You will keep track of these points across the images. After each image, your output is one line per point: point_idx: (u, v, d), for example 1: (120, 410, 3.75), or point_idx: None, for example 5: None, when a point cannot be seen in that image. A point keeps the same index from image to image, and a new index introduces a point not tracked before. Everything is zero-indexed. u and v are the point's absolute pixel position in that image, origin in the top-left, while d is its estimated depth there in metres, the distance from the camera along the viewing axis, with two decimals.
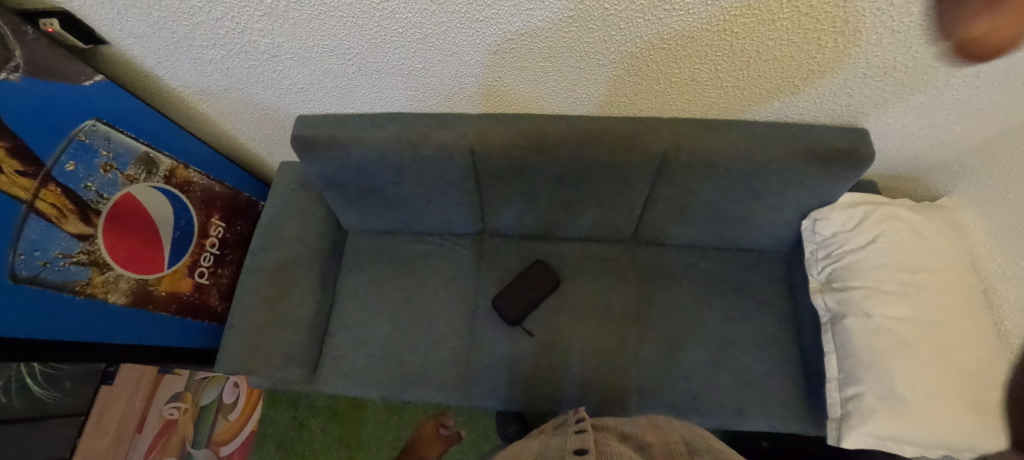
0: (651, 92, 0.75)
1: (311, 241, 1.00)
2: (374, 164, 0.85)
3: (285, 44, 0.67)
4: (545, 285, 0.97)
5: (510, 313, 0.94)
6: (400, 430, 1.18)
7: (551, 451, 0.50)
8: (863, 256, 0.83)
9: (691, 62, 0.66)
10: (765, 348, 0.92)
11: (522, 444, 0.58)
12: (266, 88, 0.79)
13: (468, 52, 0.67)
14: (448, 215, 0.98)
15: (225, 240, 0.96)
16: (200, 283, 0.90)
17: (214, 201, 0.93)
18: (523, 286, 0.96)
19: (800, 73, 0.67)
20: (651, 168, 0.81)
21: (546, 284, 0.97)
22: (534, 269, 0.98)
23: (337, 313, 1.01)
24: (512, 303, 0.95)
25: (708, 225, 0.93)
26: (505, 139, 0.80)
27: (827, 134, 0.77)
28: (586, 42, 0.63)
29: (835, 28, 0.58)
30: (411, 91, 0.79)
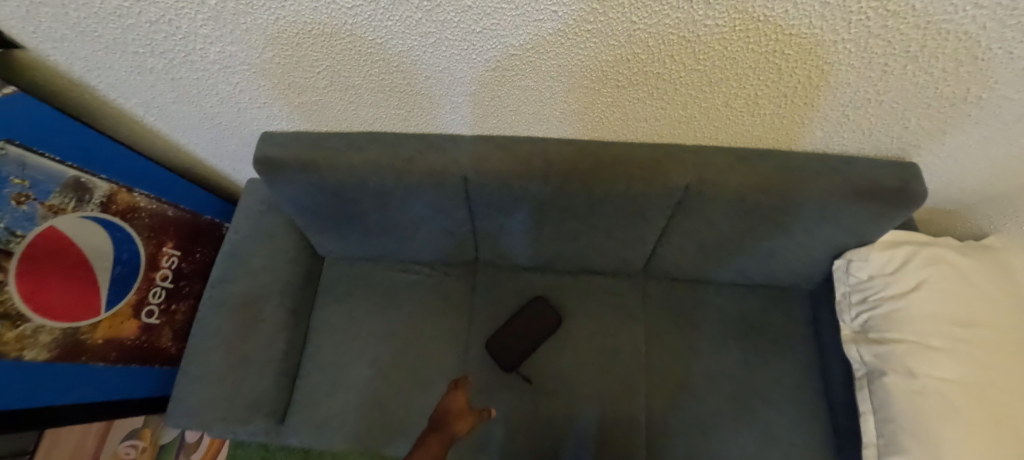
0: (676, 118, 0.64)
1: (282, 270, 0.87)
2: (352, 190, 0.73)
3: (239, 53, 0.55)
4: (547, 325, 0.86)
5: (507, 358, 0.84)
6: None
7: None
8: (904, 305, 0.73)
9: (726, 87, 0.55)
10: (789, 400, 0.83)
11: None
12: (222, 102, 0.67)
13: (462, 68, 0.55)
14: (437, 244, 0.87)
15: (180, 272, 0.84)
16: (148, 323, 0.78)
17: (166, 228, 0.80)
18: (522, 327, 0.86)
19: (854, 102, 0.57)
20: (670, 202, 0.71)
21: (547, 324, 0.86)
22: (534, 306, 0.87)
23: (311, 353, 0.89)
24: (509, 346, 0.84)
25: (730, 262, 0.83)
26: (503, 167, 0.68)
27: (873, 169, 0.67)
28: (604, 60, 0.52)
29: (907, 53, 0.48)
30: (394, 110, 0.67)
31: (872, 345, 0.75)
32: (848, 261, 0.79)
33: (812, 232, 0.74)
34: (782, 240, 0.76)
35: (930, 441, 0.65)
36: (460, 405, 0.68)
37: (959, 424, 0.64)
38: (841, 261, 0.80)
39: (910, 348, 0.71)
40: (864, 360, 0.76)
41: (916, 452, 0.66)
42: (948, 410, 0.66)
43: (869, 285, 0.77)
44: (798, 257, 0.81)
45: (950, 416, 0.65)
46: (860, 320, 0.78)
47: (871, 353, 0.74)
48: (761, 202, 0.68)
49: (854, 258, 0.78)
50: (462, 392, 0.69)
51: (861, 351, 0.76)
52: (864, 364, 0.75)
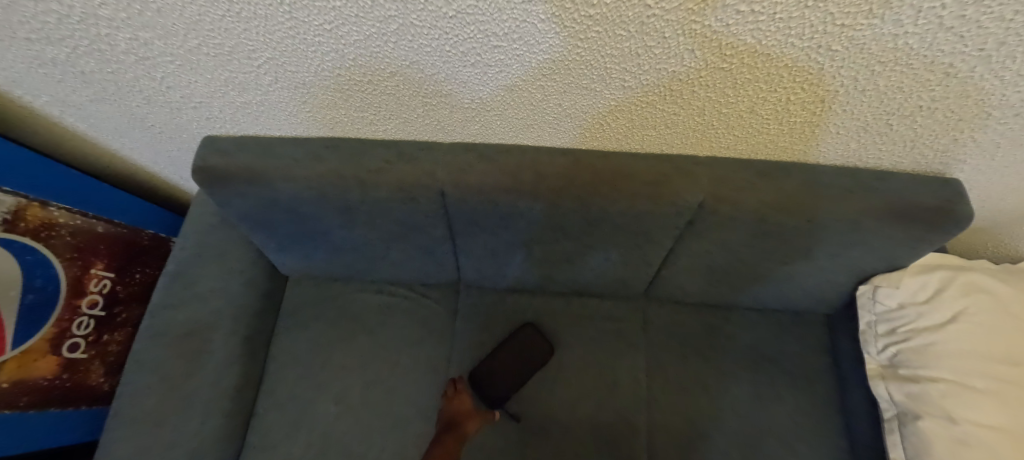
0: (689, 125, 0.54)
1: (235, 293, 0.76)
2: (312, 205, 0.63)
3: (155, 41, 0.44)
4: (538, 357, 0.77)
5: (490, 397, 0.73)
6: None
7: None
8: (940, 338, 0.65)
9: (755, 90, 0.46)
10: (807, 439, 0.74)
11: None
12: (150, 101, 0.56)
13: (433, 63, 0.45)
14: (413, 264, 0.77)
15: (114, 296, 0.73)
16: (70, 359, 0.67)
17: (95, 247, 0.69)
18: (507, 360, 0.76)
19: (903, 110, 0.48)
20: (679, 222, 0.61)
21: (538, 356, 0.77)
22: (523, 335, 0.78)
23: (269, 386, 0.78)
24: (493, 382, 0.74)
25: (742, 286, 0.75)
26: (487, 181, 0.58)
27: (913, 187, 0.58)
28: (609, 55, 0.42)
29: (983, 52, 0.38)
30: (357, 112, 0.56)
31: (903, 383, 0.66)
32: (874, 288, 0.70)
33: (837, 255, 0.65)
34: (802, 263, 0.68)
35: None
36: (466, 408, 0.72)
37: None
38: (866, 286, 0.71)
39: (948, 388, 0.62)
40: (893, 399, 0.67)
41: None
42: None
43: (898, 315, 0.68)
44: (818, 282, 0.72)
45: None
46: (888, 354, 0.69)
47: (902, 392, 0.66)
48: (784, 224, 0.59)
49: (882, 284, 0.69)
50: (466, 396, 0.73)
51: (890, 389, 0.67)
52: (894, 404, 0.67)
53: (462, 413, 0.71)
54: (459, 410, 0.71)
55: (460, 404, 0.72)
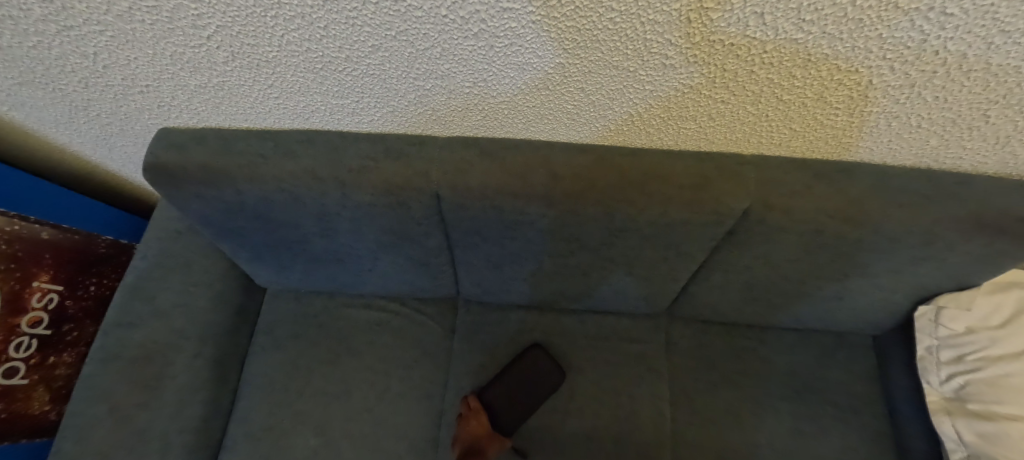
0: (736, 118, 0.45)
1: (202, 309, 0.67)
2: (285, 210, 0.54)
3: (74, 4, 0.35)
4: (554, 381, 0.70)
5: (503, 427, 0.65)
6: None
7: None
8: (1019, 369, 0.55)
9: (831, 72, 0.37)
10: None
11: None
12: (89, 83, 0.47)
13: (428, 34, 0.36)
14: (406, 277, 0.68)
15: (63, 313, 0.64)
16: (7, 387, 0.57)
17: (40, 256, 0.60)
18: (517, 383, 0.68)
19: (1010, 99, 0.39)
20: (717, 233, 0.52)
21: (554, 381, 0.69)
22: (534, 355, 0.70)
23: (241, 413, 0.69)
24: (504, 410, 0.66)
25: (781, 304, 0.65)
26: (490, 183, 0.49)
27: (1003, 196, 0.48)
28: (651, 24, 0.33)
29: None
30: (337, 98, 0.47)
31: (973, 421, 0.57)
32: (938, 309, 0.60)
33: (899, 272, 0.56)
34: (856, 281, 0.58)
35: None
36: (479, 434, 0.63)
37: None
38: (928, 307, 0.61)
39: None
40: (962, 439, 0.58)
41: None
42: None
43: (968, 341, 0.59)
44: (871, 301, 0.63)
45: None
46: (954, 385, 0.59)
47: (973, 431, 0.57)
48: (844, 236, 0.50)
49: (947, 305, 0.59)
50: (479, 419, 0.63)
51: (959, 427, 0.58)
52: (962, 444, 0.58)
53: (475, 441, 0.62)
54: (472, 437, 0.62)
55: (471, 430, 0.63)
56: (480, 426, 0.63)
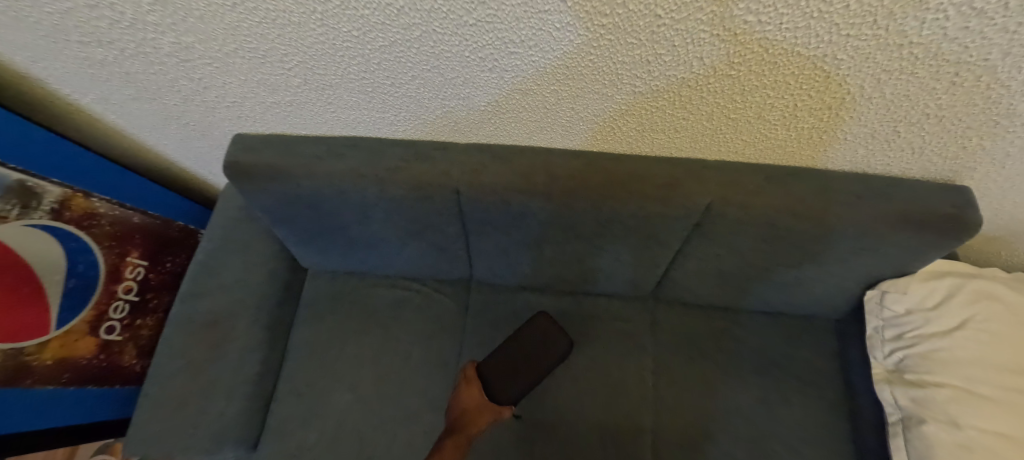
0: (698, 130, 0.56)
1: (257, 285, 0.80)
2: (333, 202, 0.66)
3: (195, 45, 0.48)
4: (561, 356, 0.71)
5: (496, 397, 0.68)
6: None
7: None
8: (948, 344, 0.65)
9: (762, 97, 0.48)
10: (815, 446, 0.74)
11: None
12: (186, 100, 0.60)
13: (452, 67, 0.48)
14: (427, 260, 0.80)
15: (147, 283, 0.77)
16: (107, 341, 0.71)
17: (131, 236, 0.73)
18: (518, 355, 0.70)
19: (909, 117, 0.49)
20: (687, 224, 0.63)
21: (557, 353, 0.71)
22: (540, 324, 0.72)
23: (287, 373, 0.82)
24: (499, 381, 0.68)
25: (749, 289, 0.75)
26: (501, 181, 0.61)
27: (924, 195, 0.58)
28: (619, 62, 0.44)
29: (986, 61, 0.40)
30: (379, 113, 0.59)
31: (908, 388, 0.66)
32: (882, 293, 0.70)
33: (845, 260, 0.66)
34: (811, 268, 0.68)
35: None
36: (472, 400, 0.68)
37: None
38: (874, 292, 0.71)
39: (952, 394, 0.63)
40: (897, 403, 0.67)
41: None
42: None
43: (906, 320, 0.68)
44: (826, 287, 0.73)
45: None
46: (894, 358, 0.69)
47: (907, 397, 0.66)
48: (791, 228, 0.60)
49: (889, 289, 0.69)
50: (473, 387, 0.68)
51: (895, 394, 0.68)
52: (898, 408, 0.67)
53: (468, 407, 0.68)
54: (466, 402, 0.68)
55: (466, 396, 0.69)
56: (472, 392, 0.68)
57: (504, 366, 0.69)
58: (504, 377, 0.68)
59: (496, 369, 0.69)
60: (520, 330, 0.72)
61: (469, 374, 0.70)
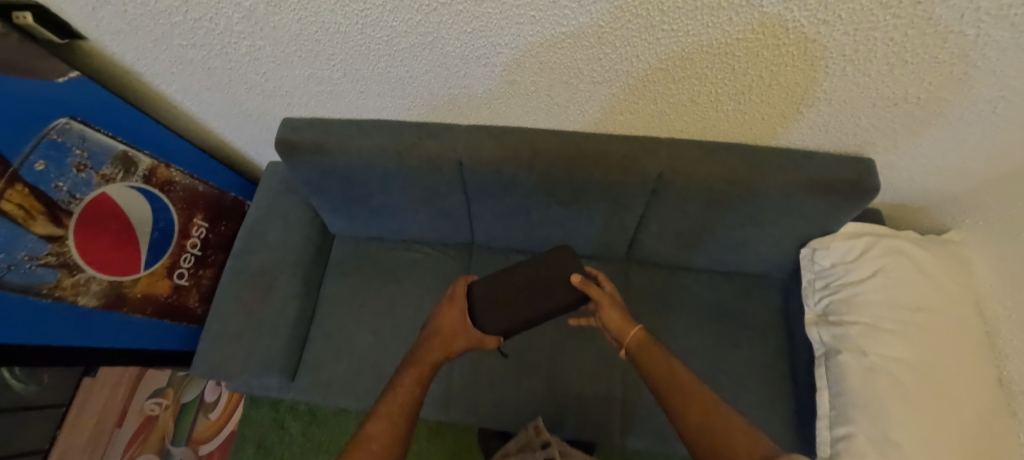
0: (648, 112, 0.72)
1: (296, 245, 0.96)
2: (360, 173, 0.81)
3: (267, 47, 0.64)
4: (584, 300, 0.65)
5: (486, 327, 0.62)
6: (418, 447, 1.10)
7: None
8: (862, 290, 0.79)
9: (689, 84, 0.63)
10: (756, 378, 0.89)
11: None
12: (249, 90, 0.77)
13: (457, 63, 0.64)
14: (436, 226, 0.96)
15: (207, 241, 0.94)
16: (178, 285, 0.88)
17: (197, 202, 0.90)
18: (519, 287, 0.65)
19: (805, 100, 0.64)
20: (645, 190, 0.78)
21: (569, 297, 0.64)
22: (555, 259, 0.66)
23: (319, 319, 0.99)
24: (487, 308, 0.63)
25: (705, 250, 0.90)
26: (496, 154, 0.76)
27: (832, 164, 0.73)
28: (579, 59, 0.60)
29: (845, 56, 0.54)
30: (399, 99, 0.76)
31: (831, 327, 0.81)
32: (813, 250, 0.84)
33: (778, 222, 0.80)
34: (752, 229, 0.83)
35: (875, 413, 0.71)
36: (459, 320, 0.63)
37: (900, 397, 0.70)
38: (807, 250, 0.85)
39: (863, 330, 0.76)
40: (823, 340, 0.81)
41: (862, 423, 0.72)
42: (894, 385, 0.71)
43: (831, 272, 0.82)
44: (768, 247, 0.87)
45: (894, 391, 0.71)
46: (822, 304, 0.83)
47: (830, 334, 0.80)
48: (728, 192, 0.75)
49: (819, 247, 0.83)
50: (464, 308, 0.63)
51: (821, 333, 0.82)
52: (823, 344, 0.81)
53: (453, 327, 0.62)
54: (449, 321, 0.63)
55: (451, 314, 0.63)
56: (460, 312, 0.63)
57: (499, 294, 0.64)
58: (500, 307, 0.63)
59: (492, 295, 0.64)
60: (529, 261, 0.67)
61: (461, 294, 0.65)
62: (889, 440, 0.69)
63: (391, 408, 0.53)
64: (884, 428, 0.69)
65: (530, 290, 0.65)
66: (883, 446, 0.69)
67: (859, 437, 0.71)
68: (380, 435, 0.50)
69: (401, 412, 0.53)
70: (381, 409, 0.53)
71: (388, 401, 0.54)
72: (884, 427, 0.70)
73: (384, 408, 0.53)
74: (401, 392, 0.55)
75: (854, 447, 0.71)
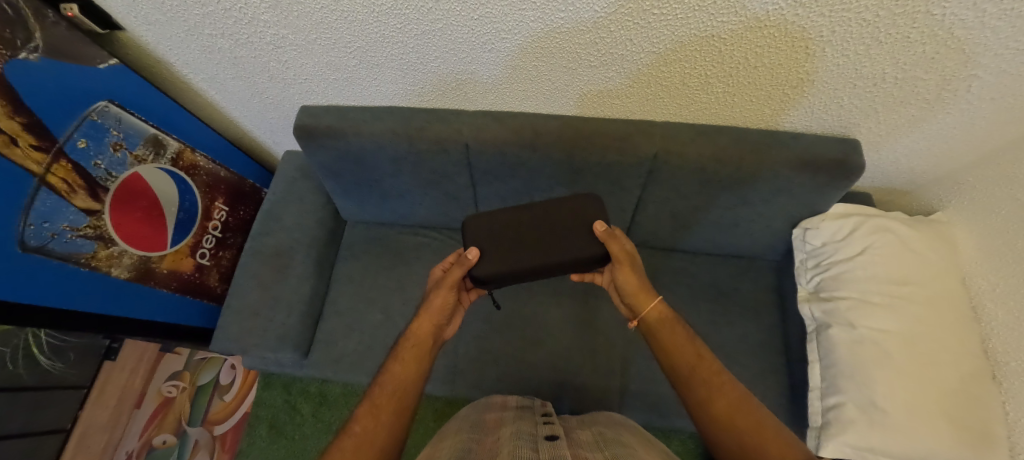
0: (644, 95, 0.77)
1: (310, 227, 1.02)
2: (372, 156, 0.86)
3: (289, 35, 0.70)
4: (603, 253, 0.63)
5: (487, 275, 0.62)
6: (422, 426, 1.14)
7: (523, 434, 0.53)
8: (851, 266, 0.81)
9: (681, 67, 0.68)
10: (751, 355, 0.93)
11: (492, 426, 0.59)
12: (271, 78, 0.82)
13: (464, 49, 0.69)
14: (442, 209, 1.01)
15: (228, 224, 1.04)
16: (201, 264, 0.98)
17: (218, 186, 1.00)
18: (529, 231, 0.64)
19: (790, 81, 0.68)
20: (641, 171, 0.82)
21: (583, 248, 0.62)
22: (573, 207, 0.65)
23: (332, 300, 1.04)
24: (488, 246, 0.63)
25: (700, 231, 0.94)
26: (499, 137, 0.81)
27: (819, 144, 0.76)
28: (578, 43, 0.65)
29: (823, 38, 0.58)
30: (410, 85, 0.81)
31: (821, 302, 0.83)
32: (804, 230, 0.88)
33: (768, 201, 0.84)
34: (744, 209, 0.87)
35: (863, 381, 0.73)
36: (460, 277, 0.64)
37: (888, 367, 0.73)
38: (798, 230, 0.89)
39: (852, 303, 0.79)
40: (814, 316, 0.84)
41: (851, 392, 0.74)
42: (880, 355, 0.74)
43: (822, 251, 0.85)
44: (761, 227, 0.91)
45: (881, 360, 0.73)
46: (814, 282, 0.86)
47: (821, 309, 0.83)
48: (719, 172, 0.79)
49: (809, 227, 0.87)
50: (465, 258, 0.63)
51: (813, 309, 0.84)
52: (814, 320, 0.84)
53: (455, 284, 0.65)
54: (451, 278, 0.64)
55: (454, 272, 0.64)
56: (463, 263, 0.63)
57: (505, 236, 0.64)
58: (504, 252, 0.63)
59: (497, 239, 0.64)
60: (543, 204, 0.65)
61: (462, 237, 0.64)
62: (877, 407, 0.71)
63: (382, 396, 0.56)
64: (872, 396, 0.72)
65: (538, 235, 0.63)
66: (870, 412, 0.72)
67: (848, 405, 0.74)
68: (365, 416, 0.54)
69: (390, 396, 0.56)
70: (374, 394, 0.57)
71: (382, 382, 0.58)
72: (872, 394, 0.72)
73: (377, 392, 0.57)
74: (395, 375, 0.59)
75: (844, 415, 0.74)
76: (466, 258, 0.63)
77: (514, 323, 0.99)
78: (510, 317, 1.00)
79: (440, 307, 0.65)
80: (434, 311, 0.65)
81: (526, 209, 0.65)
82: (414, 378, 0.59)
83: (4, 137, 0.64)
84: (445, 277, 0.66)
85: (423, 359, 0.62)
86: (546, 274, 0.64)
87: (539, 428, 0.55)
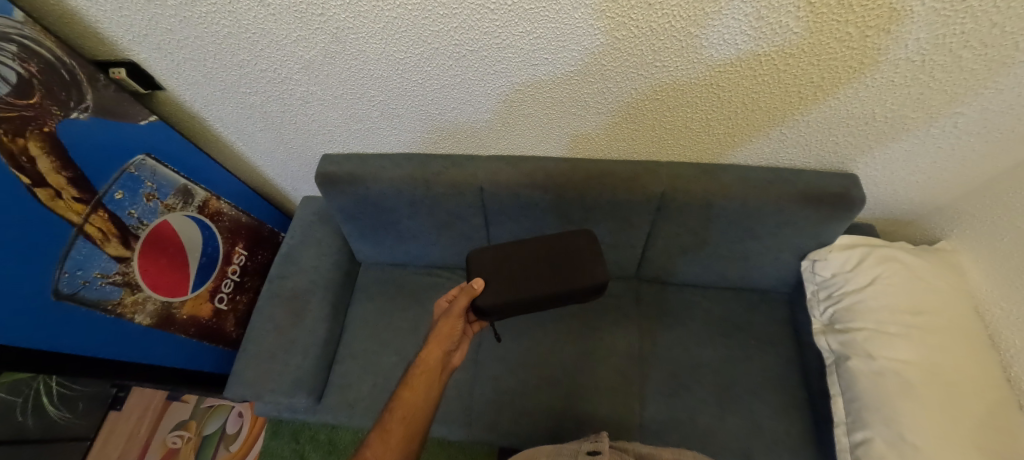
0: (649, 137, 0.81)
1: (327, 270, 1.04)
2: (390, 200, 0.90)
3: (318, 92, 0.75)
4: (602, 285, 0.62)
5: (490, 306, 0.61)
6: None
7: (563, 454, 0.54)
8: (864, 297, 0.82)
9: (684, 111, 0.73)
10: (772, 391, 0.91)
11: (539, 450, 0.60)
12: (297, 129, 0.87)
13: (480, 100, 0.74)
14: (456, 249, 1.03)
15: (246, 268, 1.09)
16: (219, 308, 1.02)
17: (239, 231, 1.05)
18: (535, 266, 0.63)
19: (787, 122, 0.73)
20: (650, 208, 0.85)
21: (592, 275, 0.62)
22: (572, 240, 0.65)
23: (346, 342, 1.04)
24: (494, 274, 0.63)
25: (709, 264, 0.96)
26: (513, 179, 0.85)
27: (818, 179, 0.80)
28: (586, 93, 0.70)
29: (813, 83, 0.63)
30: (427, 133, 0.86)
31: (837, 334, 0.83)
32: (813, 262, 0.90)
33: (774, 235, 0.86)
34: (751, 243, 0.89)
35: (889, 415, 0.72)
36: (465, 305, 0.63)
37: (912, 398, 0.71)
38: (808, 262, 0.91)
39: (869, 334, 0.79)
40: (831, 348, 0.84)
41: (878, 426, 0.73)
42: (903, 386, 0.73)
43: (832, 282, 0.87)
44: (769, 260, 0.93)
45: (904, 391, 0.72)
46: (827, 314, 0.87)
47: (838, 341, 0.83)
48: (725, 207, 0.82)
49: (817, 259, 0.89)
50: (471, 287, 0.62)
51: (829, 341, 0.84)
52: (832, 352, 0.84)
53: (461, 313, 0.64)
54: (457, 307, 0.64)
55: (460, 300, 0.63)
56: (468, 291, 0.63)
57: (511, 267, 0.63)
58: (510, 284, 0.62)
59: (501, 271, 0.63)
60: (547, 241, 0.65)
61: (467, 268, 0.65)
62: (906, 441, 0.70)
63: (393, 422, 0.58)
64: (900, 429, 0.71)
65: (543, 268, 0.63)
66: (901, 447, 0.70)
67: (876, 441, 0.72)
68: (377, 441, 0.56)
69: (401, 422, 0.58)
70: (385, 421, 0.58)
71: (393, 408, 0.59)
72: (900, 429, 0.71)
73: (388, 417, 0.58)
74: (406, 401, 0.60)
75: (874, 451, 0.72)
76: (471, 287, 0.62)
77: (529, 361, 0.99)
78: (524, 356, 0.99)
79: (448, 335, 0.65)
80: (442, 339, 0.64)
81: (532, 244, 0.65)
82: (424, 404, 0.60)
83: (50, 191, 0.70)
84: (451, 306, 0.65)
85: (431, 388, 0.62)
86: (550, 305, 0.64)
87: (581, 445, 0.57)
